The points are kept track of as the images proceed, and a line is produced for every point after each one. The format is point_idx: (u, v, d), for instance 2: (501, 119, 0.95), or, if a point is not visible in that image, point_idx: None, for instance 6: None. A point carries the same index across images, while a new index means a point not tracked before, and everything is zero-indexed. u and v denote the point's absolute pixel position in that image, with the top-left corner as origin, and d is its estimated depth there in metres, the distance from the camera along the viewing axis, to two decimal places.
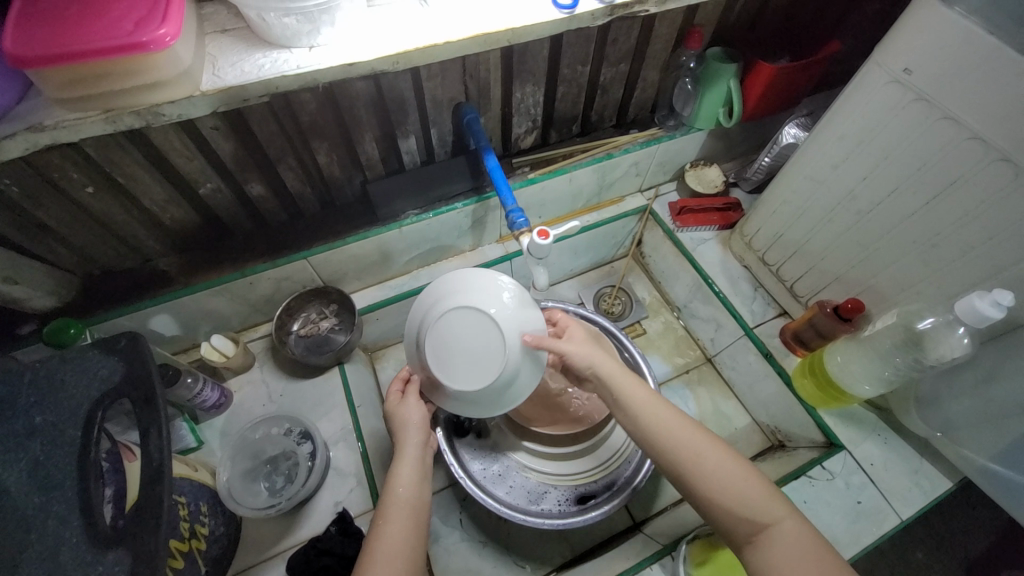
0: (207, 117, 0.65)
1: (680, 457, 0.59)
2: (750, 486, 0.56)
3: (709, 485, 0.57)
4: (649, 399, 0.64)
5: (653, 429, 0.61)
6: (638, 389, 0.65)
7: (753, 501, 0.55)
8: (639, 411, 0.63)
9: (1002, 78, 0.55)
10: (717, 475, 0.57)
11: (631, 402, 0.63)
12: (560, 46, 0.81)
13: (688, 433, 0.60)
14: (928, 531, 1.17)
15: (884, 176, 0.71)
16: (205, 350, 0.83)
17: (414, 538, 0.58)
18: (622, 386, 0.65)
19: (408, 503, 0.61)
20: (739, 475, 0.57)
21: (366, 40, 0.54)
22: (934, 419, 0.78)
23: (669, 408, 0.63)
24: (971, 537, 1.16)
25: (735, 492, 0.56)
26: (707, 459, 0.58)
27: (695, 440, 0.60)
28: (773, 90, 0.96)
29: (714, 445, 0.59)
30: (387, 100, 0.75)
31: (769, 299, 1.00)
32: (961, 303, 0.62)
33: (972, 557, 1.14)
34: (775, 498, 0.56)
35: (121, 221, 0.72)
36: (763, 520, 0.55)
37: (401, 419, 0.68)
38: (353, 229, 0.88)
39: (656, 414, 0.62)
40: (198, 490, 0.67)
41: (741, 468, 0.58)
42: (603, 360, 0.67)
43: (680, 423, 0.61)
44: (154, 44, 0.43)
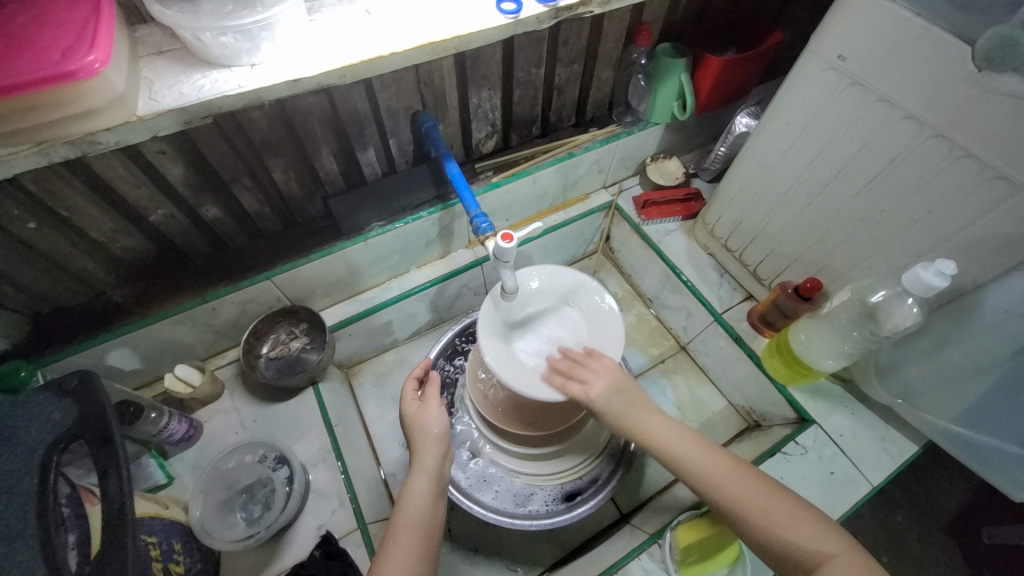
0: (151, 141, 0.63)
1: (726, 499, 0.58)
2: (799, 520, 0.55)
3: (759, 525, 0.56)
4: (685, 442, 0.62)
5: (694, 471, 0.60)
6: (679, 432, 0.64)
7: (801, 534, 0.54)
8: (679, 456, 0.62)
9: (927, 59, 0.58)
10: (764, 514, 0.56)
11: (668, 449, 0.62)
12: (513, 50, 0.82)
13: (729, 472, 0.59)
14: (902, 493, 1.23)
15: (830, 159, 0.74)
16: (169, 382, 0.80)
17: (423, 561, 0.57)
18: (658, 434, 0.63)
19: (417, 520, 0.60)
20: (787, 510, 0.56)
21: (310, 54, 0.53)
22: (895, 386, 0.82)
23: (711, 447, 0.62)
24: (943, 495, 1.22)
25: (785, 529, 0.55)
26: (756, 498, 0.57)
27: (741, 479, 0.59)
28: (722, 83, 0.99)
29: (754, 481, 0.58)
30: (342, 113, 0.74)
31: (734, 284, 1.03)
32: (907, 274, 0.65)
33: (943, 514, 1.20)
34: (825, 527, 0.55)
35: (68, 255, 0.69)
36: (817, 553, 0.53)
37: (420, 428, 0.69)
38: (318, 245, 0.86)
39: (695, 455, 0.61)
40: (169, 528, 0.65)
41: (788, 502, 0.57)
42: (632, 412, 0.65)
43: (726, 462, 0.60)
44: (83, 72, 0.41)
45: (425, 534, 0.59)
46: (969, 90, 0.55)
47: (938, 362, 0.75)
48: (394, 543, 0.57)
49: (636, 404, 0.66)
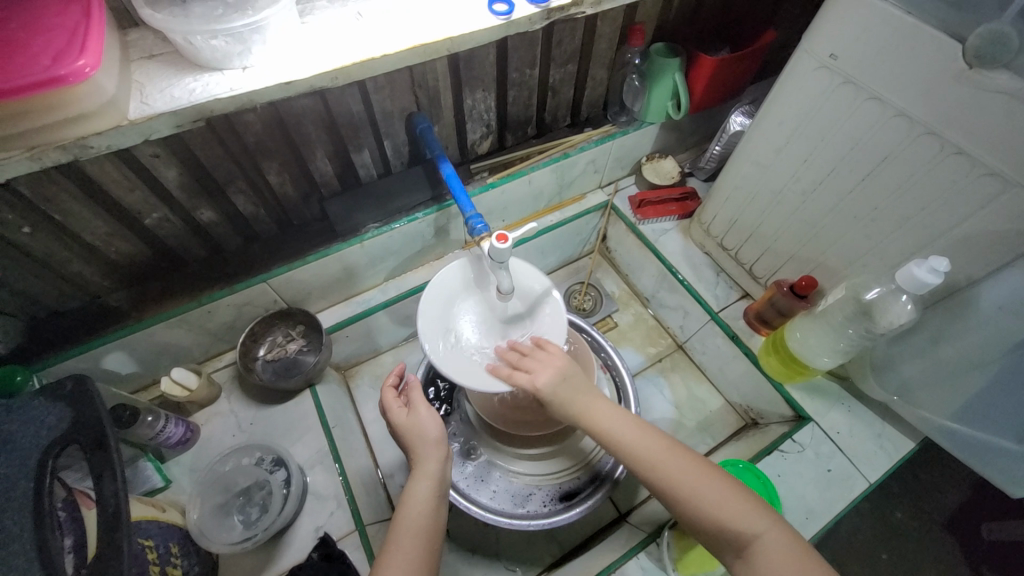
0: (145, 145, 0.63)
1: (661, 481, 0.58)
2: (730, 497, 0.56)
3: (691, 506, 0.56)
4: (627, 426, 0.63)
5: (633, 453, 0.61)
6: (622, 416, 0.64)
7: (733, 511, 0.55)
8: (620, 440, 0.62)
9: (918, 57, 0.58)
10: (697, 495, 0.56)
11: (608, 433, 0.63)
12: (506, 51, 0.82)
13: (667, 455, 0.60)
14: (901, 491, 1.23)
15: (823, 157, 0.74)
16: (165, 385, 0.80)
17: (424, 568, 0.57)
18: (602, 419, 0.63)
19: (417, 527, 0.60)
20: (719, 490, 0.56)
21: (303, 57, 0.53)
22: (891, 383, 0.82)
23: (653, 431, 0.63)
24: (942, 492, 1.22)
25: (716, 509, 0.55)
26: (691, 477, 0.57)
27: (679, 460, 0.59)
28: (716, 82, 0.99)
29: (691, 464, 0.59)
30: (336, 116, 0.74)
31: (730, 282, 1.03)
32: (901, 272, 0.65)
33: (943, 511, 1.20)
34: (757, 507, 0.55)
35: (63, 259, 0.69)
36: (745, 533, 0.54)
37: (417, 432, 0.68)
38: (314, 247, 0.87)
39: (635, 438, 0.61)
40: (166, 531, 0.65)
41: (722, 483, 0.57)
42: (577, 397, 0.65)
43: (668, 444, 0.61)
44: (74, 76, 0.41)
45: (425, 543, 0.59)
46: (960, 87, 0.56)
47: (933, 359, 0.76)
48: (395, 552, 0.57)
49: (580, 390, 0.65)
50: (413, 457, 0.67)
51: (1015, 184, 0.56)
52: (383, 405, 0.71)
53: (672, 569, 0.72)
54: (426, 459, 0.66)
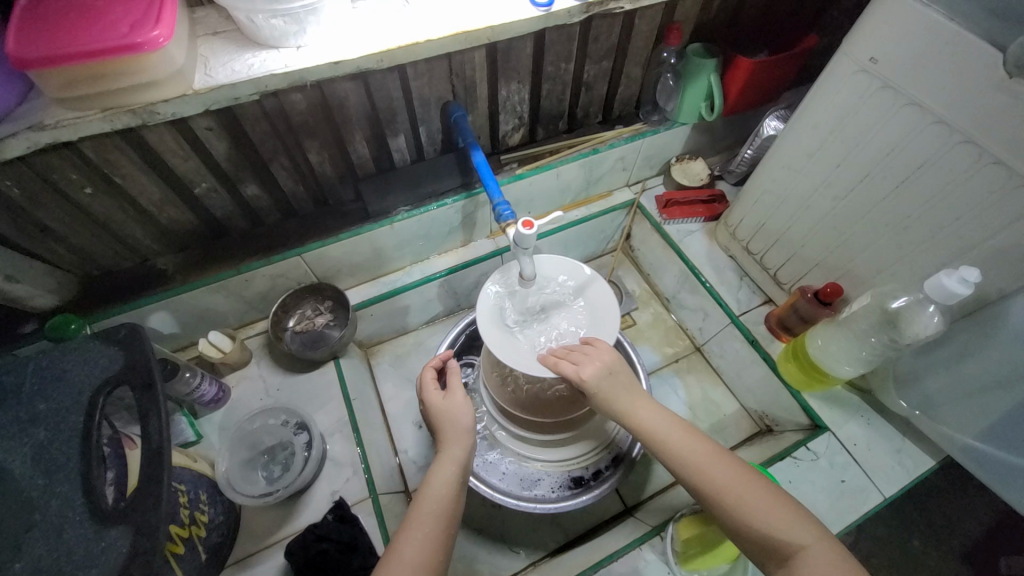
0: (201, 117, 0.67)
1: (700, 484, 0.58)
2: (776, 508, 0.54)
3: (731, 510, 0.56)
4: (670, 426, 0.63)
5: (673, 456, 0.61)
6: (663, 419, 0.65)
7: (777, 523, 0.53)
8: (662, 442, 0.62)
9: (962, 61, 0.57)
10: (739, 501, 0.56)
11: (653, 434, 0.63)
12: (544, 44, 0.84)
13: (711, 460, 0.59)
14: (921, 517, 1.20)
15: (857, 163, 0.73)
16: (202, 346, 0.85)
17: (439, 548, 0.58)
18: (644, 419, 0.64)
19: (439, 505, 0.61)
20: (765, 500, 0.55)
21: (353, 40, 0.56)
22: (913, 397, 0.80)
23: (696, 435, 0.62)
24: (966, 525, 1.18)
25: (758, 519, 0.54)
26: (733, 485, 0.57)
27: (720, 466, 0.58)
28: (752, 85, 0.99)
29: (735, 472, 0.58)
30: (376, 99, 0.78)
31: (754, 287, 1.03)
32: (930, 281, 0.63)
33: (965, 542, 1.16)
34: (805, 518, 0.54)
35: (119, 221, 0.75)
36: (788, 543, 0.52)
37: (451, 418, 0.71)
38: (346, 226, 0.90)
39: (678, 441, 0.62)
40: (197, 479, 0.69)
41: (768, 492, 0.56)
42: (622, 397, 0.66)
43: (709, 448, 0.60)
44: (148, 45, 0.45)
45: (441, 523, 0.59)
46: (1003, 95, 0.54)
47: (958, 375, 0.74)
48: (415, 526, 0.58)
49: (622, 388, 0.66)
50: (442, 442, 0.69)
51: None
52: (422, 385, 0.76)
53: (675, 562, 0.72)
54: (455, 446, 0.68)
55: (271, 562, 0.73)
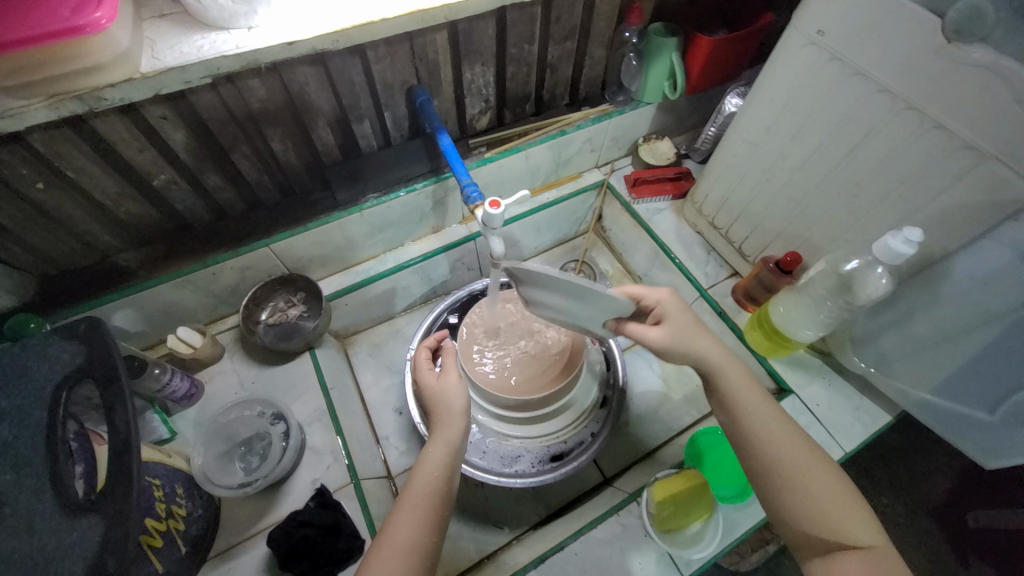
0: (154, 106, 0.65)
1: (775, 464, 0.59)
2: (841, 506, 0.57)
3: (800, 497, 0.58)
4: (762, 401, 0.63)
5: (754, 429, 0.61)
6: (751, 393, 0.63)
7: (841, 519, 0.56)
8: (745, 415, 0.62)
9: (900, 30, 0.59)
10: (814, 492, 0.57)
11: (738, 403, 0.63)
12: (506, 25, 0.84)
13: (793, 446, 0.60)
14: (891, 478, 1.31)
15: (810, 135, 0.76)
16: (171, 342, 0.84)
17: (431, 529, 0.59)
18: (735, 383, 0.63)
19: (429, 485, 0.62)
20: (836, 497, 0.57)
21: (307, 19, 0.55)
22: (870, 356, 0.84)
23: (781, 416, 0.62)
24: (932, 482, 1.29)
25: (824, 511, 0.56)
26: (808, 476, 0.58)
27: (800, 452, 0.59)
28: (712, 63, 1.01)
29: (818, 464, 0.59)
30: (338, 84, 0.77)
31: (721, 261, 1.06)
32: (877, 243, 0.66)
33: (930, 499, 1.27)
34: (866, 519, 0.56)
35: (75, 217, 0.72)
36: (847, 539, 0.55)
37: (444, 397, 0.72)
38: (314, 215, 0.89)
39: (767, 420, 0.61)
40: (172, 473, 0.68)
41: (840, 490, 0.58)
42: (698, 344, 0.64)
43: (793, 435, 0.61)
44: (90, 27, 0.44)
45: (430, 504, 0.60)
46: (941, 60, 0.57)
47: (907, 335, 0.77)
48: (409, 510, 0.59)
49: (716, 348, 0.64)
50: (437, 424, 0.70)
51: (990, 157, 0.57)
52: (416, 364, 0.78)
53: (650, 524, 0.76)
54: (448, 428, 0.69)
55: (253, 552, 0.73)
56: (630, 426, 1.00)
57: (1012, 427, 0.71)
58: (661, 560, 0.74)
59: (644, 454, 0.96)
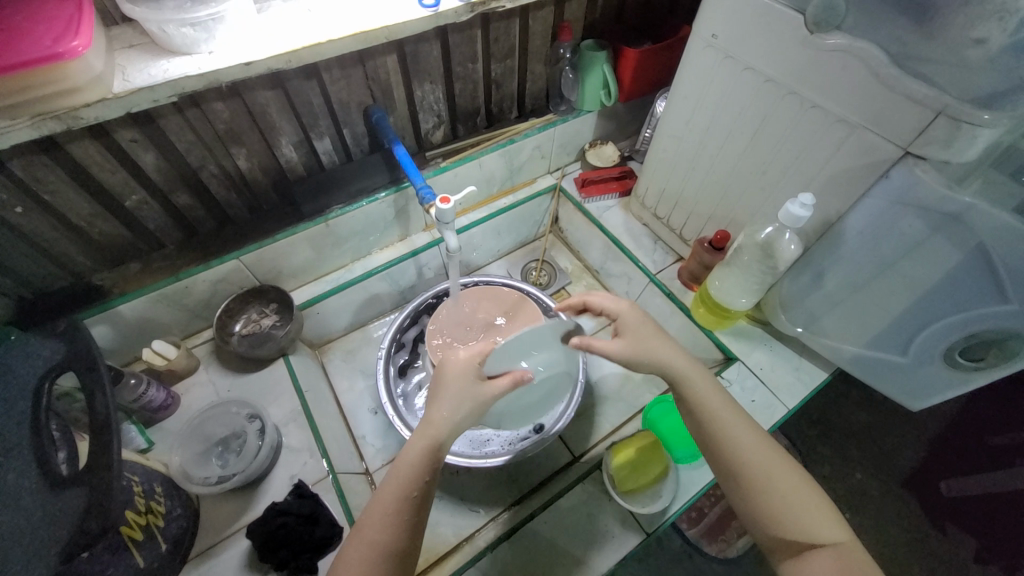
0: (126, 130, 0.71)
1: (742, 470, 0.62)
2: (812, 506, 0.59)
3: (773, 501, 0.60)
4: (732, 412, 0.65)
5: (725, 438, 0.64)
6: (721, 404, 0.66)
7: (811, 518, 0.59)
8: (717, 425, 0.64)
9: (772, 28, 0.70)
10: (786, 495, 0.60)
11: (710, 414, 0.65)
12: (449, 47, 0.94)
13: (764, 451, 0.63)
14: (858, 449, 1.39)
15: (721, 124, 0.86)
16: (146, 355, 0.87)
17: (407, 528, 0.56)
18: (702, 394, 0.66)
19: (410, 480, 0.57)
20: (804, 497, 0.60)
21: (260, 42, 0.63)
22: (801, 317, 0.93)
23: (751, 425, 0.65)
24: (898, 452, 1.38)
25: (794, 513, 0.59)
26: (779, 480, 0.61)
27: (770, 457, 0.62)
28: (641, 73, 1.12)
29: (787, 467, 0.62)
30: (298, 105, 0.84)
31: (667, 249, 1.16)
32: (781, 212, 0.75)
33: (894, 466, 1.35)
34: (833, 518, 0.59)
35: (50, 239, 0.77)
36: (817, 538, 0.57)
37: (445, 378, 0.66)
38: (281, 227, 0.95)
39: (735, 426, 0.64)
40: (150, 472, 0.71)
41: (808, 492, 0.61)
42: (657, 346, 0.69)
43: (763, 442, 0.63)
44: (69, 54, 0.51)
45: (405, 500, 0.56)
46: (808, 49, 0.68)
47: (822, 294, 0.86)
48: (384, 505, 0.56)
49: (684, 357, 0.69)
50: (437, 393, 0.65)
51: (858, 126, 0.67)
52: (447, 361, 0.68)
53: (611, 486, 0.82)
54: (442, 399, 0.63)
55: (233, 548, 0.75)
56: (595, 407, 1.06)
57: (925, 363, 0.79)
58: (623, 519, 0.80)
59: (610, 431, 1.02)
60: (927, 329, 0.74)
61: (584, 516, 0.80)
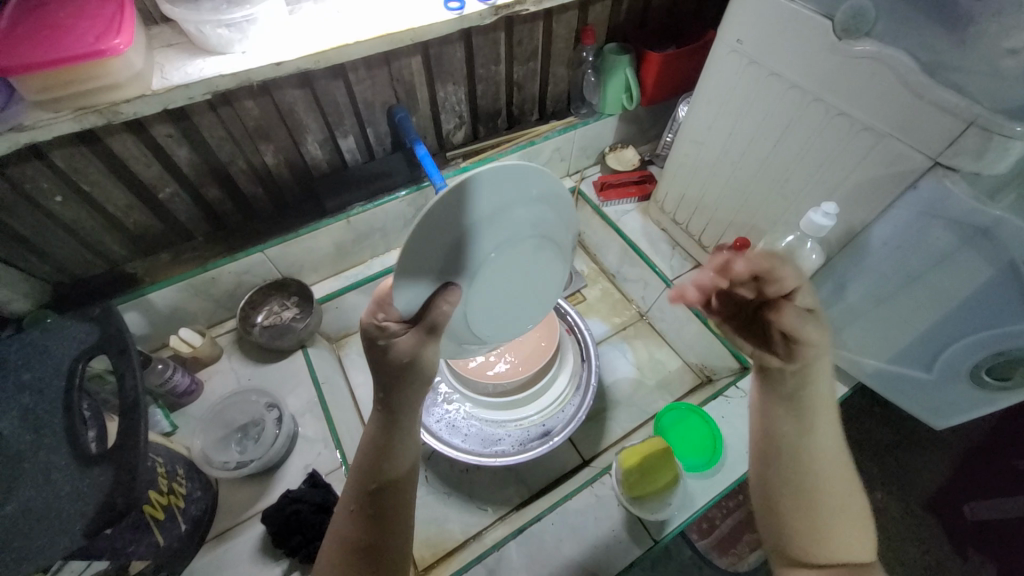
0: (161, 125, 0.75)
1: (808, 471, 0.55)
2: (857, 530, 0.54)
3: (822, 508, 0.54)
4: (830, 417, 0.57)
5: (811, 437, 0.56)
6: (825, 407, 0.57)
7: (849, 538, 0.53)
8: (812, 423, 0.56)
9: (799, 34, 0.70)
10: (838, 510, 0.54)
11: (809, 410, 0.57)
12: (473, 49, 0.95)
13: (840, 463, 0.56)
14: (880, 468, 1.35)
15: (743, 130, 0.85)
16: (173, 341, 0.91)
17: (365, 524, 0.55)
18: (823, 396, 0.57)
19: (369, 474, 0.56)
20: (864, 530, 0.54)
21: (291, 43, 0.66)
22: (822, 329, 0.90)
23: (837, 435, 0.58)
24: (922, 473, 1.33)
25: (839, 528, 0.53)
26: (838, 494, 0.55)
27: (840, 470, 0.56)
28: (664, 77, 1.11)
29: (849, 484, 0.56)
30: (324, 104, 0.86)
31: (685, 256, 1.15)
32: (803, 221, 0.74)
33: (917, 487, 1.31)
34: (869, 544, 0.54)
35: (88, 228, 0.81)
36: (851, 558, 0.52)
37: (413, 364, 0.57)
38: (304, 222, 0.98)
39: (829, 435, 0.56)
40: (173, 455, 0.74)
41: (862, 520, 0.55)
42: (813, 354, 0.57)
43: (839, 454, 0.57)
44: (111, 51, 0.53)
45: (361, 499, 0.56)
46: (836, 55, 0.66)
47: (843, 306, 0.84)
48: (347, 505, 0.57)
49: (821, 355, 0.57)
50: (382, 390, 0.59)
51: (886, 135, 0.65)
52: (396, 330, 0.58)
53: (620, 490, 0.82)
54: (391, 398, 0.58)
55: (248, 533, 0.77)
56: (606, 411, 1.06)
57: (949, 381, 0.77)
58: (631, 526, 0.79)
59: (620, 435, 1.01)
60: (953, 346, 0.72)
61: (592, 519, 0.80)
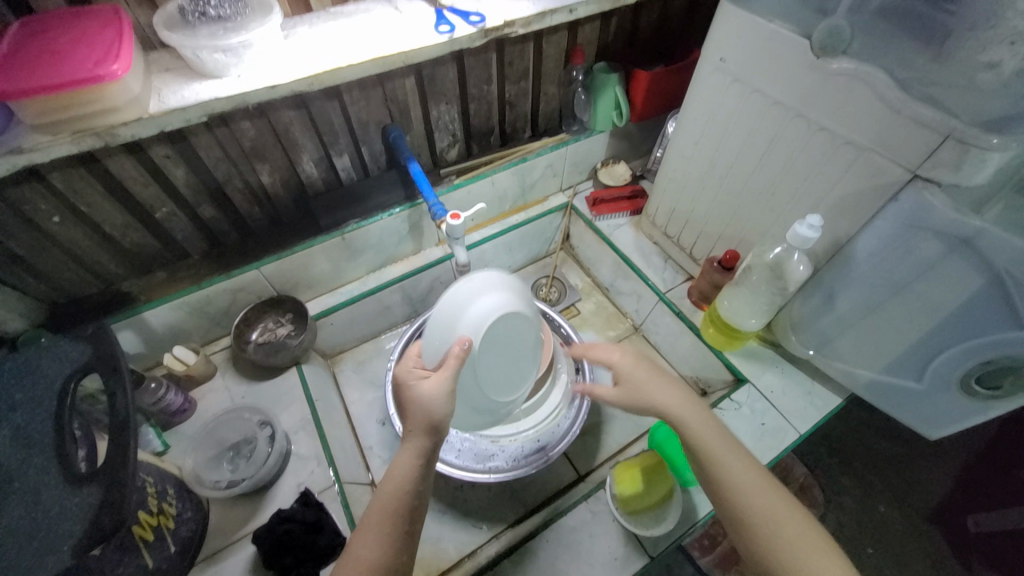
0: (159, 146, 0.76)
1: (742, 512, 0.60)
2: (823, 555, 0.55)
3: (773, 545, 0.57)
4: (735, 451, 0.64)
5: (724, 479, 0.62)
6: (723, 445, 0.64)
7: (818, 565, 0.54)
8: (723, 467, 0.62)
9: (779, 52, 0.72)
10: (792, 542, 0.56)
11: (709, 455, 0.64)
12: (465, 70, 0.97)
13: (760, 488, 0.61)
14: (881, 480, 1.33)
15: (729, 145, 0.87)
16: (167, 360, 0.91)
17: (401, 542, 0.57)
18: (701, 432, 0.66)
19: (406, 495, 0.60)
20: (804, 534, 0.57)
21: (286, 66, 0.68)
22: (813, 339, 0.91)
23: (755, 467, 0.63)
24: (924, 485, 1.32)
25: (799, 561, 0.55)
26: (781, 523, 0.58)
27: (773, 499, 0.60)
28: (653, 94, 1.14)
29: (791, 510, 0.59)
30: (320, 125, 0.88)
31: (677, 268, 1.15)
32: (789, 233, 0.75)
33: (919, 499, 1.30)
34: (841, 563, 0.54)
35: (85, 247, 0.82)
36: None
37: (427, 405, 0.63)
38: (299, 240, 0.99)
39: (739, 467, 0.62)
40: (164, 474, 0.73)
41: (817, 538, 0.56)
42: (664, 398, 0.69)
43: (764, 482, 0.61)
44: (109, 77, 0.55)
45: (400, 520, 0.58)
46: (815, 73, 0.68)
47: (833, 316, 0.85)
48: (374, 526, 0.58)
49: (675, 399, 0.69)
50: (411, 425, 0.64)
51: (867, 149, 0.67)
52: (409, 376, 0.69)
53: (615, 505, 0.81)
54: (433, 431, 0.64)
55: (239, 553, 0.76)
56: (602, 425, 1.05)
57: (940, 390, 0.77)
58: (626, 542, 0.79)
59: (616, 450, 1.01)
60: (941, 356, 0.73)
61: (588, 535, 0.79)
